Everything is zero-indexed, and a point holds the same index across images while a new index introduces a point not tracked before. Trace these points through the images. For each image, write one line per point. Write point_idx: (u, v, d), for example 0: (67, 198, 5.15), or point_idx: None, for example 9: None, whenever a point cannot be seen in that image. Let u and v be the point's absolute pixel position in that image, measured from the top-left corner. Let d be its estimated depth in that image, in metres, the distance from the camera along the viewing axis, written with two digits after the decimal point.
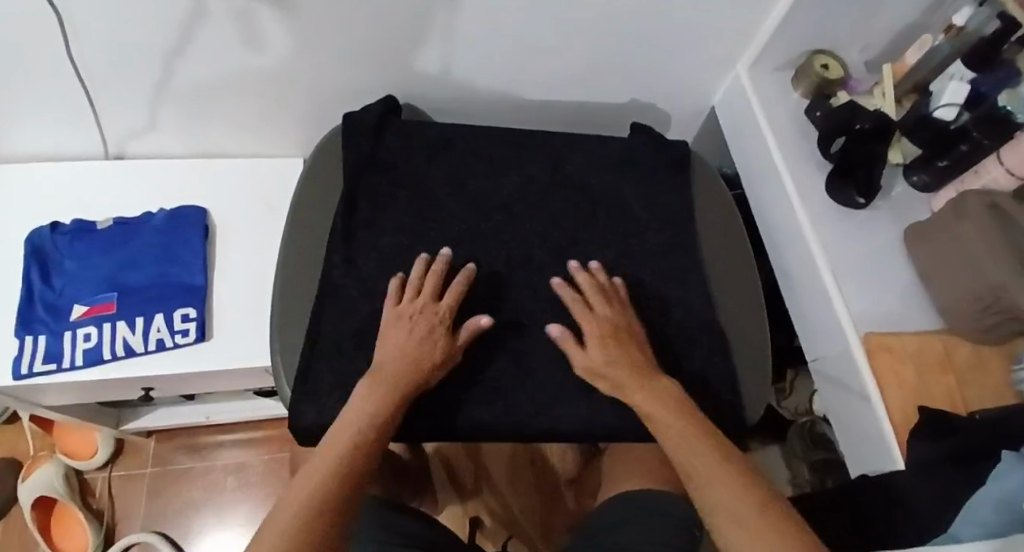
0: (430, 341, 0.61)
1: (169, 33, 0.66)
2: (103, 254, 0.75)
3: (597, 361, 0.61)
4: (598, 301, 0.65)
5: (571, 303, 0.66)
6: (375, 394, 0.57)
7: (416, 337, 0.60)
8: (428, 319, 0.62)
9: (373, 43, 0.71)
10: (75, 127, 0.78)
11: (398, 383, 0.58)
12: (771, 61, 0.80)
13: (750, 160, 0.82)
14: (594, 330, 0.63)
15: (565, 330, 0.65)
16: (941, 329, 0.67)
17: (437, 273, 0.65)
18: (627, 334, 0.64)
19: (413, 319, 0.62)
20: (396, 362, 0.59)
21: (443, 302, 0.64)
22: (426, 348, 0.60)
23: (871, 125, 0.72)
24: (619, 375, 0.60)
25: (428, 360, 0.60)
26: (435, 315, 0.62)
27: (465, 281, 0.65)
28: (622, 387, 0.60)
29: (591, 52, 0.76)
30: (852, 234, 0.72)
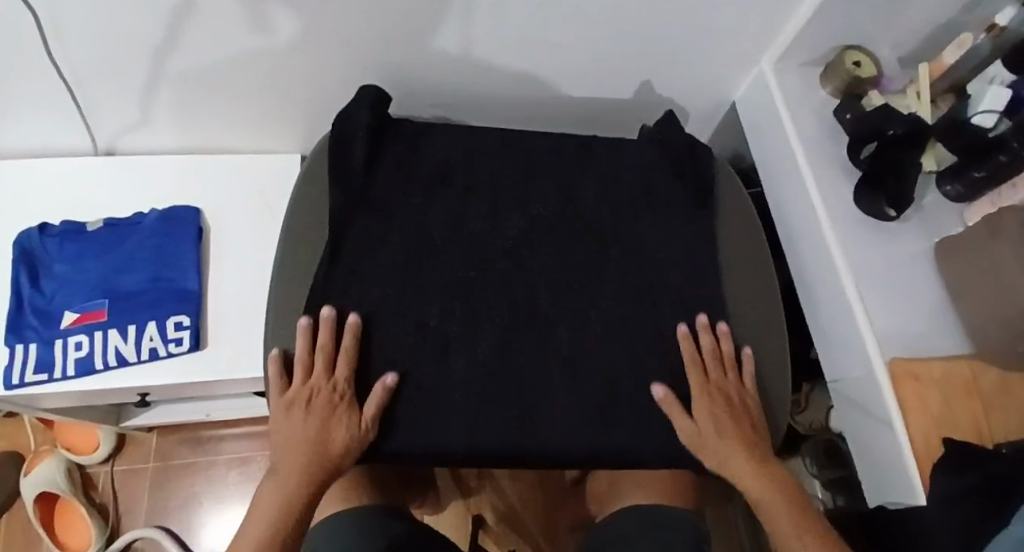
0: (329, 426, 0.58)
1: (153, 27, 0.62)
2: (93, 257, 0.72)
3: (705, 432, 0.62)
4: (716, 365, 0.65)
5: (691, 362, 0.65)
6: (284, 496, 0.56)
7: (311, 425, 0.58)
8: (321, 399, 0.59)
9: (371, 37, 0.66)
10: (62, 123, 0.75)
11: (304, 480, 0.57)
12: (798, 56, 0.75)
13: (772, 162, 0.78)
14: (713, 401, 0.63)
15: (669, 392, 0.64)
16: (969, 352, 0.63)
17: (325, 336, 0.60)
18: (742, 409, 0.64)
19: (310, 403, 0.59)
20: (297, 458, 0.57)
21: (336, 374, 0.60)
22: (326, 433, 0.58)
23: (904, 130, 0.66)
24: (731, 453, 0.61)
25: (332, 445, 0.58)
26: (331, 391, 0.60)
27: (355, 341, 0.61)
28: (725, 462, 0.61)
29: (604, 46, 0.71)
30: (881, 247, 0.68)
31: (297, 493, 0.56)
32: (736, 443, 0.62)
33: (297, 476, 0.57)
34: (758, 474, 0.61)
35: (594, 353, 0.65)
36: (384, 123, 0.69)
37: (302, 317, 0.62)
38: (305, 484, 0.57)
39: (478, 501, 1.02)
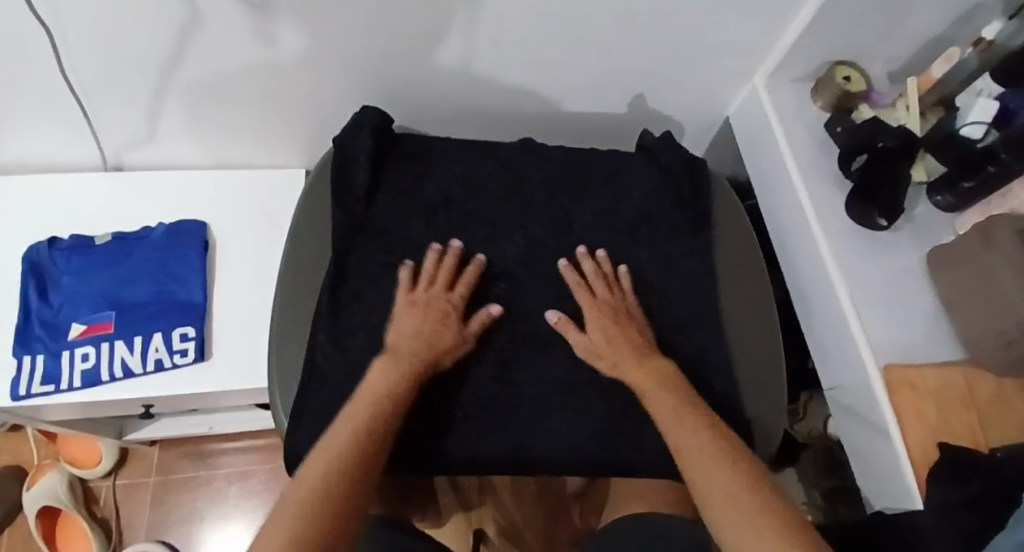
0: (440, 328, 0.62)
1: (161, 41, 0.64)
2: (101, 271, 0.73)
3: (598, 341, 0.63)
4: (604, 293, 0.67)
5: (574, 287, 0.67)
6: (376, 392, 0.56)
7: (419, 321, 0.62)
8: (444, 309, 0.63)
9: (375, 53, 0.69)
10: (72, 139, 0.77)
11: (400, 376, 0.58)
12: (789, 72, 0.77)
13: (767, 175, 0.79)
14: (600, 318, 0.64)
15: (563, 316, 0.66)
16: (962, 360, 0.64)
17: (450, 266, 0.66)
18: (626, 316, 0.65)
19: (399, 315, 0.63)
20: (393, 367, 0.58)
21: (455, 292, 0.65)
22: (437, 335, 0.61)
23: (895, 142, 0.68)
24: (619, 356, 0.62)
25: (433, 345, 0.61)
26: (448, 300, 0.64)
27: (478, 274, 0.67)
28: (623, 369, 0.61)
29: (602, 62, 0.73)
30: (873, 258, 0.69)
31: (399, 386, 0.57)
32: (621, 345, 0.63)
33: (388, 374, 0.58)
34: (666, 389, 0.59)
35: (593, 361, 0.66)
36: (385, 139, 0.71)
37: (405, 260, 0.68)
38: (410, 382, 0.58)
39: (479, 515, 1.02)
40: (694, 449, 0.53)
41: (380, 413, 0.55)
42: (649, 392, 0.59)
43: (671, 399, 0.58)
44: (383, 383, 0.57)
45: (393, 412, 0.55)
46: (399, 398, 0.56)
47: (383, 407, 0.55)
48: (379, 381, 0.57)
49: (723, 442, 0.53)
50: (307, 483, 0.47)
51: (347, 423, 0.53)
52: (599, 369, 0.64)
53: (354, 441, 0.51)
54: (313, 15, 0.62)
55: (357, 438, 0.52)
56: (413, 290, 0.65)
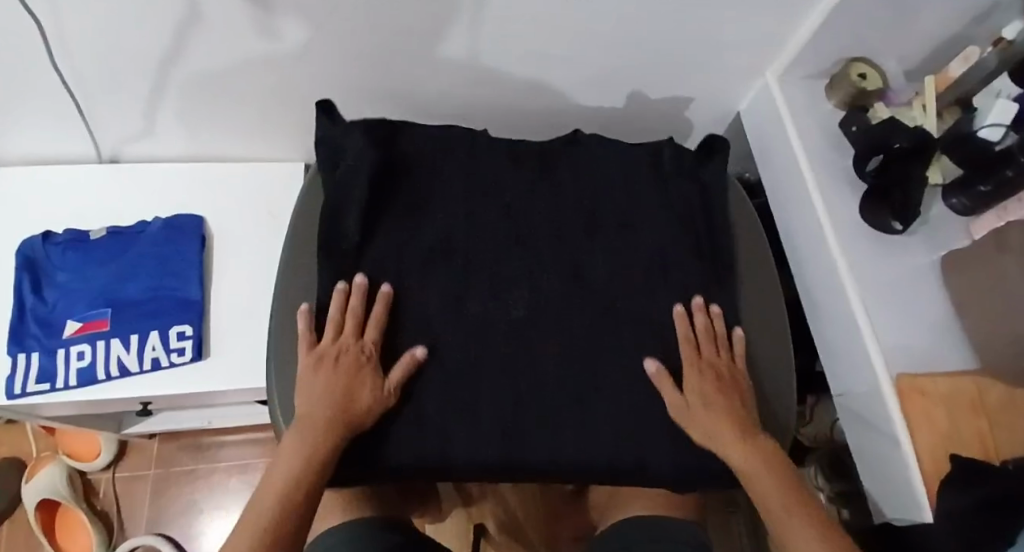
0: (355, 384, 0.58)
1: (156, 32, 0.62)
2: (96, 266, 0.72)
3: (696, 408, 0.60)
4: (715, 353, 0.64)
5: (683, 341, 0.64)
6: (295, 458, 0.54)
7: (333, 377, 0.57)
8: (355, 357, 0.59)
9: (377, 46, 0.66)
10: (65, 131, 0.75)
11: (314, 436, 0.54)
12: (803, 69, 0.74)
13: (778, 174, 0.77)
14: (714, 389, 0.61)
15: (661, 369, 0.63)
16: (975, 367, 0.63)
17: (356, 306, 0.61)
18: (732, 387, 0.62)
19: (316, 364, 0.59)
20: (315, 425, 0.55)
21: (368, 335, 0.61)
22: (354, 390, 0.57)
23: (910, 143, 0.65)
24: (726, 434, 0.59)
25: (354, 402, 0.57)
26: (360, 349, 0.60)
27: (384, 309, 0.62)
28: (717, 440, 0.59)
29: (610, 56, 0.71)
30: (886, 262, 0.67)
31: (316, 448, 0.54)
32: (723, 415, 0.60)
33: (310, 435, 0.55)
34: (766, 465, 0.58)
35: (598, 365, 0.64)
36: (378, 132, 0.68)
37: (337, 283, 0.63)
38: (329, 444, 0.55)
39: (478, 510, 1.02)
40: (794, 537, 0.53)
41: (303, 483, 0.53)
42: (750, 474, 0.57)
43: (763, 469, 0.57)
44: (315, 446, 0.54)
45: (314, 481, 0.53)
46: (321, 461, 0.54)
47: (303, 475, 0.53)
48: (295, 447, 0.54)
49: None
50: None
51: (267, 496, 0.52)
52: (687, 433, 0.61)
53: (271, 524, 0.50)
54: (311, 7, 0.60)
55: (283, 514, 0.51)
56: (317, 343, 0.60)
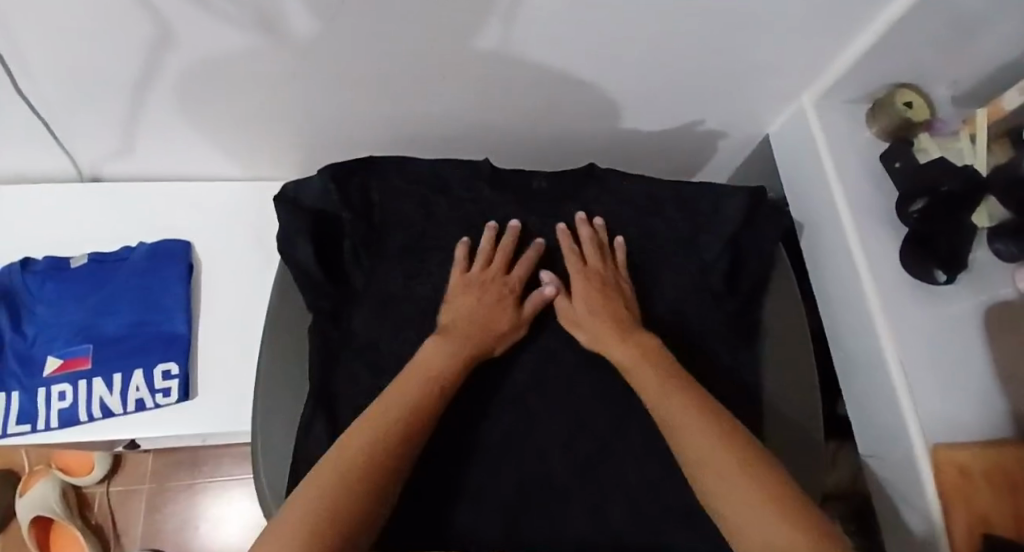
0: (497, 305, 0.61)
1: (131, 48, 0.56)
2: (77, 298, 0.68)
3: (579, 308, 0.62)
4: (593, 252, 0.65)
5: (566, 254, 0.66)
6: (429, 370, 0.55)
7: (483, 299, 0.61)
8: (503, 287, 0.63)
9: (377, 64, 0.61)
10: (40, 150, 0.70)
11: (463, 347, 0.58)
12: (844, 93, 0.68)
13: (810, 208, 0.71)
14: (594, 278, 0.64)
15: (556, 279, 0.65)
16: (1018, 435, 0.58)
17: (528, 258, 0.65)
18: (613, 290, 0.63)
19: (467, 291, 0.62)
20: (450, 347, 0.57)
21: (514, 277, 0.64)
22: (494, 315, 0.61)
23: (962, 186, 0.60)
24: (598, 329, 0.61)
25: (496, 324, 0.61)
26: (506, 283, 0.63)
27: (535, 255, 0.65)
28: (600, 339, 0.60)
29: (632, 76, 0.65)
30: (926, 314, 0.62)
31: (461, 360, 0.57)
32: (603, 300, 0.62)
33: (457, 348, 0.57)
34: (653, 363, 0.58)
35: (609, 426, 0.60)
36: (347, 180, 0.67)
37: (488, 223, 0.66)
38: (467, 355, 0.57)
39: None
40: (692, 437, 0.51)
41: (428, 391, 0.54)
42: (630, 366, 0.58)
43: (648, 378, 0.56)
44: (455, 360, 0.57)
45: (444, 387, 0.55)
46: (456, 370, 0.56)
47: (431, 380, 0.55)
48: (440, 355, 0.57)
49: (746, 461, 0.49)
50: (320, 490, 0.45)
51: (355, 439, 0.49)
52: (576, 337, 0.62)
53: (400, 421, 0.51)
54: (300, 29, 0.55)
55: (410, 412, 0.52)
56: (467, 271, 0.64)
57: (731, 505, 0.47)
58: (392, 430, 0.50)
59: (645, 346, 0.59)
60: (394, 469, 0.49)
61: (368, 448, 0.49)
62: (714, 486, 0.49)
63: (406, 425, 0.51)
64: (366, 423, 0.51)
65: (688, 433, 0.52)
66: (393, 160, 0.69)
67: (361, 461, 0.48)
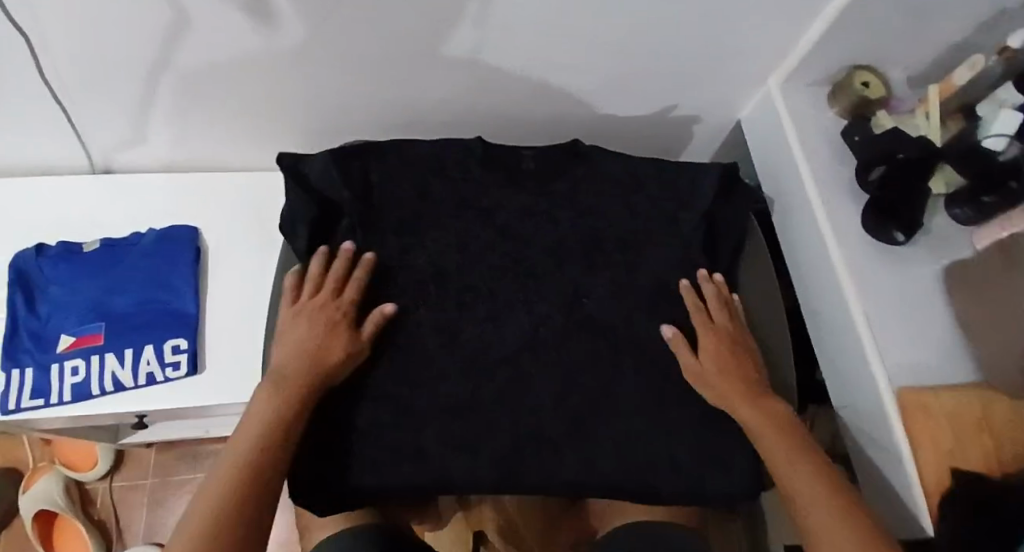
0: (330, 333, 0.62)
1: (147, 40, 0.61)
2: (89, 280, 0.71)
3: (708, 368, 0.64)
4: (722, 308, 0.68)
5: (693, 309, 0.67)
6: (264, 411, 0.56)
7: (315, 336, 0.61)
8: (332, 312, 0.63)
9: (373, 51, 0.65)
10: (56, 140, 0.74)
11: (292, 380, 0.58)
12: (806, 76, 0.74)
13: (781, 184, 0.76)
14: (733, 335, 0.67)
15: (678, 332, 0.66)
16: (980, 381, 0.62)
17: (333, 276, 0.65)
18: (744, 354, 0.66)
19: (301, 323, 0.63)
20: (282, 381, 0.58)
21: (342, 298, 0.64)
22: (327, 342, 0.61)
23: (917, 154, 0.65)
24: (735, 393, 0.62)
25: (332, 351, 0.61)
26: (336, 308, 0.64)
27: (360, 288, 0.65)
28: (728, 400, 0.62)
29: (610, 60, 0.70)
30: (890, 273, 0.66)
31: (293, 393, 0.57)
32: (722, 348, 0.65)
33: (284, 386, 0.58)
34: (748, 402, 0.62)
35: (598, 383, 0.64)
36: (348, 162, 0.72)
37: (319, 247, 0.68)
38: (300, 384, 0.58)
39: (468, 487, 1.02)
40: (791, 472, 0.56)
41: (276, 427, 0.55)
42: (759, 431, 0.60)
43: (779, 446, 0.58)
44: (291, 391, 0.58)
45: (289, 422, 0.56)
46: (299, 401, 0.57)
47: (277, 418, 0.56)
48: (270, 394, 0.57)
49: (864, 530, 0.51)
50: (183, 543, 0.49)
51: (207, 495, 0.52)
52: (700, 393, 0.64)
53: (242, 469, 0.53)
54: (303, 18, 0.59)
55: (258, 455, 0.54)
56: (298, 303, 0.65)
57: (819, 531, 0.52)
58: (231, 479, 0.52)
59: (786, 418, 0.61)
60: (256, 508, 0.52)
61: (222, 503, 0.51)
62: (803, 511, 0.53)
63: (250, 473, 0.53)
64: (221, 470, 0.53)
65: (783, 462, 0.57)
66: (390, 145, 0.74)
67: (217, 515, 0.50)
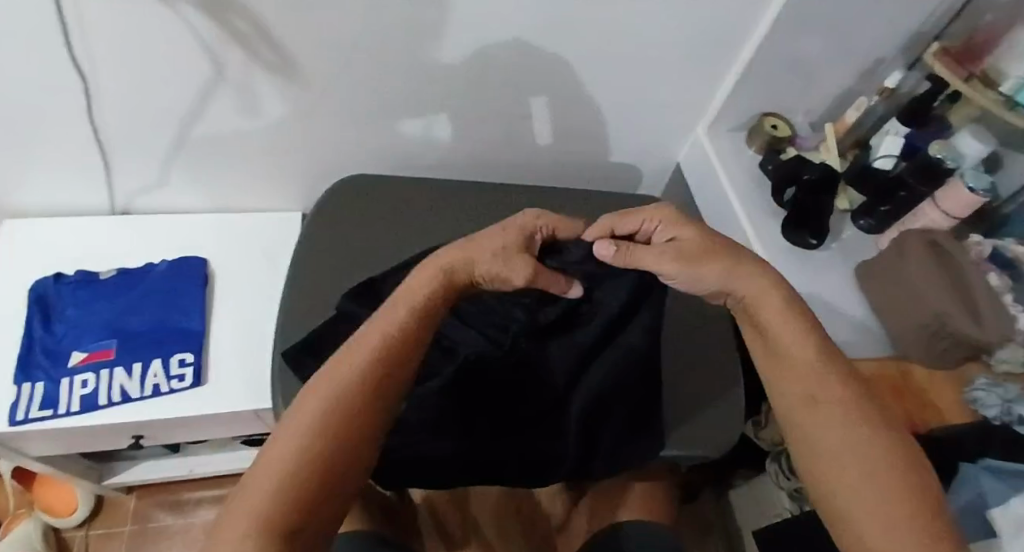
0: (507, 269, 0.56)
1: (188, 93, 0.72)
2: (102, 303, 0.77)
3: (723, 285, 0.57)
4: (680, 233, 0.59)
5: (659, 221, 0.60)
6: (347, 372, 0.49)
7: (409, 306, 0.53)
8: (499, 249, 0.57)
9: (377, 104, 0.79)
10: (81, 183, 0.83)
11: (445, 276, 0.55)
12: (727, 122, 0.90)
13: (713, 211, 0.89)
14: (688, 244, 0.58)
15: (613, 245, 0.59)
16: (897, 357, 0.72)
17: (506, 235, 0.57)
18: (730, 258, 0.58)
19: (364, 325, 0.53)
20: (338, 371, 0.49)
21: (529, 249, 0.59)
22: (512, 266, 0.56)
23: (818, 174, 0.80)
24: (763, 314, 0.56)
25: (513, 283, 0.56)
26: (523, 247, 0.59)
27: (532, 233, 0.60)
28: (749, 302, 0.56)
29: (569, 111, 0.85)
30: (810, 272, 0.78)
31: (447, 287, 0.55)
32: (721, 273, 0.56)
33: (346, 377, 0.49)
34: (783, 320, 0.55)
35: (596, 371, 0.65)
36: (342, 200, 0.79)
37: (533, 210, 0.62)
38: (432, 304, 0.53)
39: (441, 509, 1.05)
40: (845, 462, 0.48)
41: (329, 423, 0.47)
42: (782, 356, 0.54)
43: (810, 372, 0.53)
44: (351, 382, 0.48)
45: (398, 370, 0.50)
46: (374, 388, 0.49)
47: (335, 415, 0.47)
48: (331, 382, 0.48)
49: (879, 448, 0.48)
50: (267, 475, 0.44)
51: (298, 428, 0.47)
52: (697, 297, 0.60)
53: (292, 475, 0.44)
54: (321, 71, 0.73)
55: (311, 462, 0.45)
56: (504, 229, 0.58)
57: (838, 463, 0.48)
58: (281, 485, 0.44)
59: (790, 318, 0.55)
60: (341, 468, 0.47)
61: (264, 515, 0.42)
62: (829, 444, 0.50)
63: (313, 483, 0.45)
64: (315, 402, 0.48)
65: (848, 444, 0.49)
66: (372, 178, 0.82)
67: (298, 465, 0.45)
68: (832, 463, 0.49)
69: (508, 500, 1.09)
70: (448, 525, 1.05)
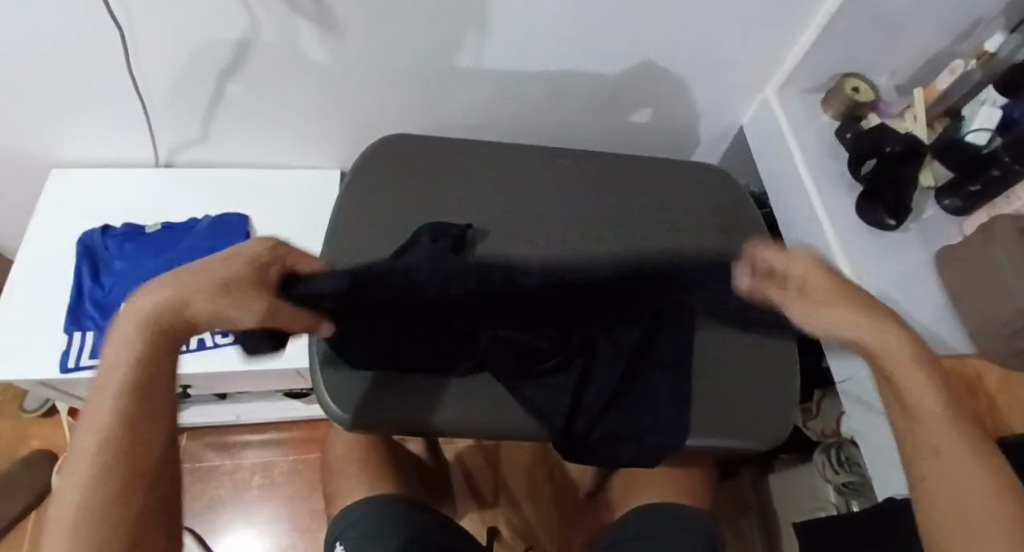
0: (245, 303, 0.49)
1: (224, 46, 0.70)
2: (150, 256, 0.79)
3: (863, 337, 0.52)
4: (807, 269, 0.55)
5: (800, 262, 0.55)
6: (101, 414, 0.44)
7: (142, 333, 0.46)
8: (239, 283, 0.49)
9: (414, 57, 0.74)
10: (126, 137, 0.83)
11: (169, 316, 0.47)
12: (801, 84, 0.82)
13: (776, 181, 0.83)
14: (830, 289, 0.54)
15: (766, 263, 0.57)
16: (972, 354, 0.66)
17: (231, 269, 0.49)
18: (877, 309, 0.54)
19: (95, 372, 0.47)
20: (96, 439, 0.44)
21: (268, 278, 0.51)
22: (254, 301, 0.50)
23: (901, 148, 0.72)
24: (899, 350, 0.51)
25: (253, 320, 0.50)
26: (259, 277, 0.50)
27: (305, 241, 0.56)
28: (840, 327, 0.53)
29: (625, 67, 0.79)
30: (882, 254, 0.72)
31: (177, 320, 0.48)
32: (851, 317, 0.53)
33: (104, 446, 0.44)
34: (911, 365, 0.51)
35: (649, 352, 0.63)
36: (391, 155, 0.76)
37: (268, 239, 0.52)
38: (159, 327, 0.47)
39: (473, 467, 1.07)
40: (955, 476, 0.47)
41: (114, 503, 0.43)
42: (897, 371, 0.51)
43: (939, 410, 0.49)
44: (109, 450, 0.44)
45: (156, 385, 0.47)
46: (136, 420, 0.45)
47: (115, 490, 0.43)
48: (93, 450, 0.43)
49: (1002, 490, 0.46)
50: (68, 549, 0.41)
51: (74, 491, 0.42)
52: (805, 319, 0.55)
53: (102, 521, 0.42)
54: (359, 22, 0.69)
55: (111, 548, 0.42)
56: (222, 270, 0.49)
57: (950, 507, 0.46)
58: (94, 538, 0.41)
59: (912, 352, 0.52)
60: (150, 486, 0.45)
61: None
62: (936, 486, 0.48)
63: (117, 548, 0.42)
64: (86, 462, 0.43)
65: (954, 486, 0.47)
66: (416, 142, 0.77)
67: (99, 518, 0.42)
68: (933, 487, 0.48)
69: (540, 464, 1.09)
70: (479, 485, 1.07)
